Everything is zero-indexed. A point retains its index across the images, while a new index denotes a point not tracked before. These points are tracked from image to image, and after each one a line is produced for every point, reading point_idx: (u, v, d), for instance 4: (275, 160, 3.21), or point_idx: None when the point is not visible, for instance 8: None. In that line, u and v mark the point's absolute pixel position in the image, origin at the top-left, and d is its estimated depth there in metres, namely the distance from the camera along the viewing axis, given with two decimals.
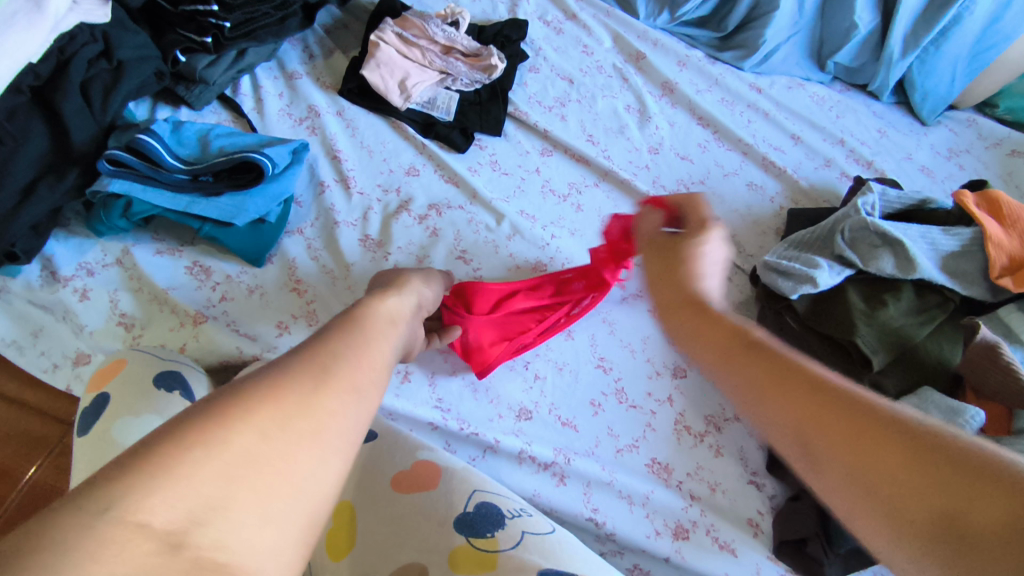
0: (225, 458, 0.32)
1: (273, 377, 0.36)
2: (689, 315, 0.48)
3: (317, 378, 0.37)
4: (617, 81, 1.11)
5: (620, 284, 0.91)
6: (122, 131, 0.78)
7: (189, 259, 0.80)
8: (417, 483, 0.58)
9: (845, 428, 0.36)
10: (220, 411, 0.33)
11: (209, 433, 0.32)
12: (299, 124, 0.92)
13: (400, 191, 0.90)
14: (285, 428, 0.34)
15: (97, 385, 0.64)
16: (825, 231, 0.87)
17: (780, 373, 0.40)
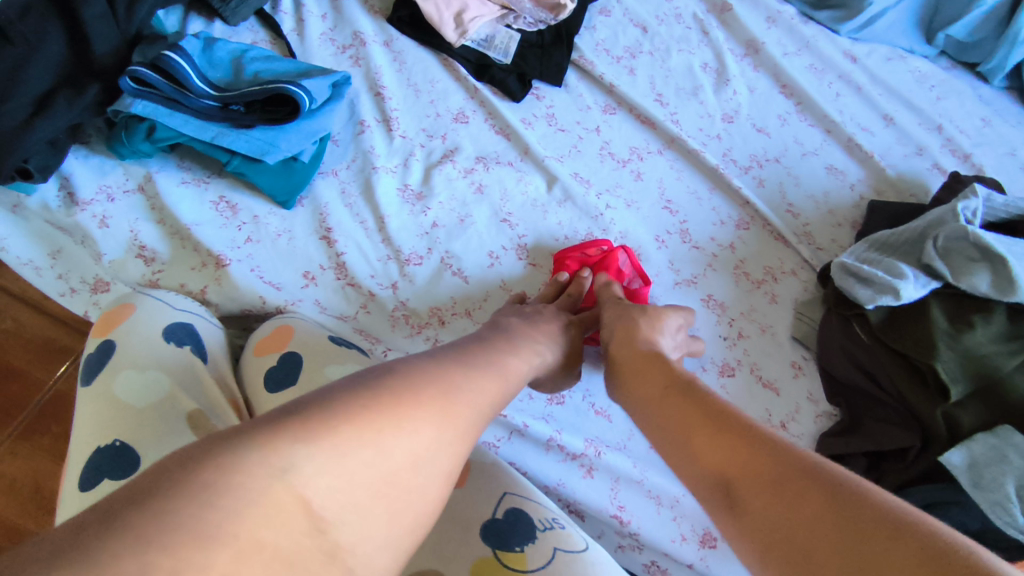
0: (385, 465, 0.37)
1: (421, 399, 0.42)
2: (671, 403, 0.53)
3: (456, 411, 0.44)
4: (695, 34, 0.99)
5: (673, 267, 0.83)
6: (148, 45, 0.70)
7: (214, 193, 0.74)
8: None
9: (823, 528, 0.38)
10: (382, 417, 0.39)
11: (361, 425, 0.38)
12: (342, 52, 0.84)
13: (445, 138, 0.82)
14: (426, 458, 0.40)
15: (103, 331, 0.62)
16: (913, 234, 0.77)
17: (750, 469, 0.44)
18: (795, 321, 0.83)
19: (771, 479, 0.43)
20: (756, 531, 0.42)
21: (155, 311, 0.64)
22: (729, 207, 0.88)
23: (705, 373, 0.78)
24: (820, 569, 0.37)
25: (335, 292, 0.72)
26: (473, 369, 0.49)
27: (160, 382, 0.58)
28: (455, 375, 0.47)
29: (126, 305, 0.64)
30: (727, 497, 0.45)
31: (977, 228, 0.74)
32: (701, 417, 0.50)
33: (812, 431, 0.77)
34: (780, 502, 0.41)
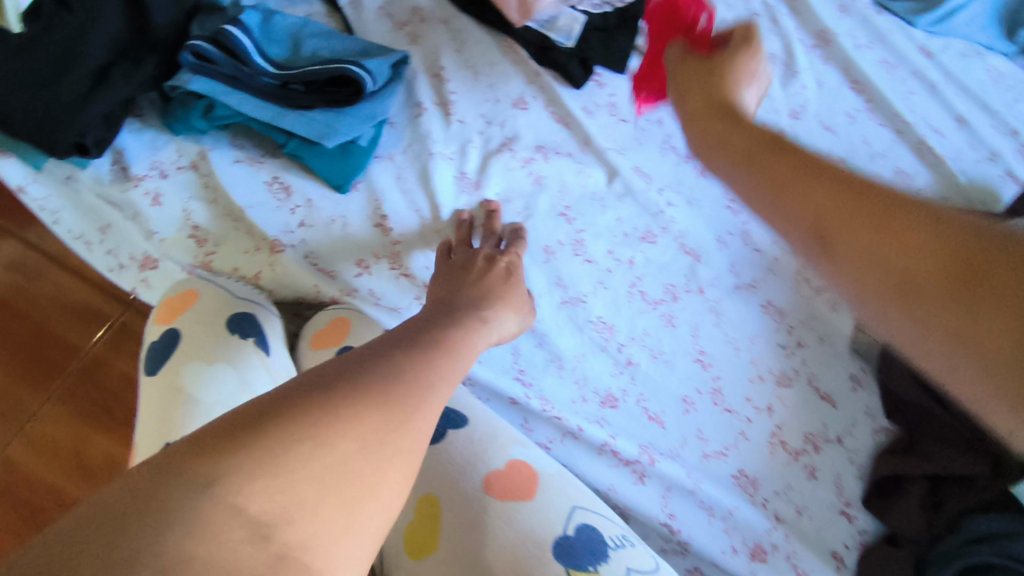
0: (329, 456, 0.35)
1: (360, 386, 0.39)
2: (715, 118, 0.68)
3: (403, 387, 0.41)
4: (764, 20, 0.95)
5: (733, 269, 0.80)
6: (208, 16, 0.67)
7: (269, 172, 0.71)
8: (513, 489, 0.52)
9: (877, 215, 0.43)
10: (318, 411, 0.37)
11: (305, 427, 0.36)
12: (400, 29, 0.80)
13: (504, 125, 0.79)
14: (382, 441, 0.37)
15: (167, 317, 0.62)
16: None
17: (805, 168, 0.50)
18: (855, 331, 0.79)
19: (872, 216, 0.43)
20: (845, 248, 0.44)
21: (217, 299, 0.63)
22: None
23: (761, 382, 0.77)
24: (911, 310, 0.41)
25: (388, 281, 0.70)
26: (429, 349, 0.46)
27: (225, 376, 0.57)
28: (407, 356, 0.44)
29: (189, 292, 0.64)
30: (795, 228, 0.48)
31: None
32: (748, 144, 0.63)
33: (868, 446, 0.75)
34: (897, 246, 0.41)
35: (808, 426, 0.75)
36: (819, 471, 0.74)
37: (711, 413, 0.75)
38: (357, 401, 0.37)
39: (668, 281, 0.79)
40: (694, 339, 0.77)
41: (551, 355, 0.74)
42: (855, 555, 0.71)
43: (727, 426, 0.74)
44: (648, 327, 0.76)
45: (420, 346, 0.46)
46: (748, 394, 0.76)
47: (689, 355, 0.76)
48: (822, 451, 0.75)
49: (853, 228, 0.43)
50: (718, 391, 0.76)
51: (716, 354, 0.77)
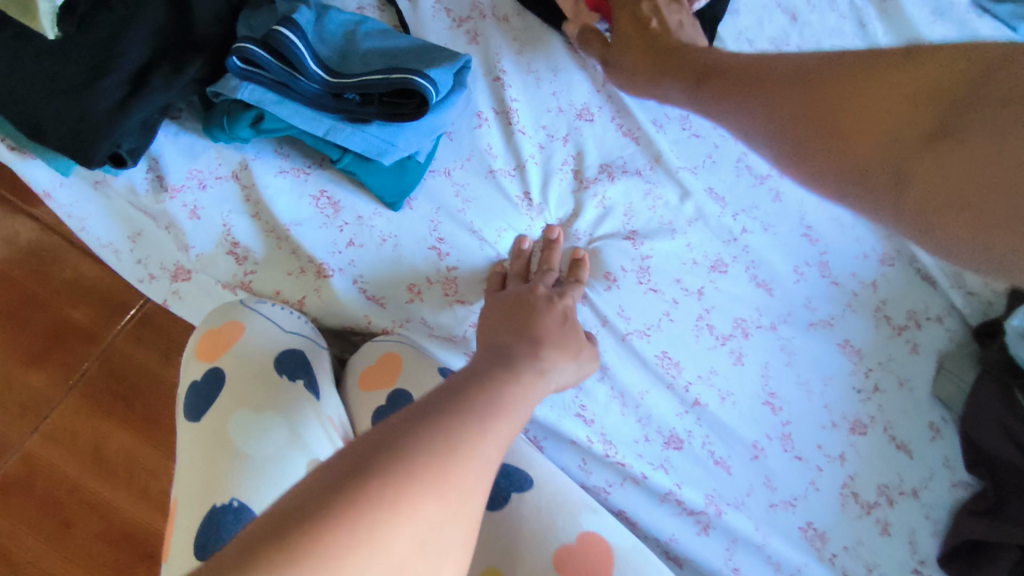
0: (384, 563, 0.31)
1: (415, 467, 0.34)
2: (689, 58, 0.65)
3: (462, 462, 0.36)
4: (850, 25, 0.86)
5: (809, 304, 0.74)
6: (254, 12, 0.60)
7: (315, 185, 0.65)
8: (586, 568, 0.46)
9: (870, 99, 0.52)
10: (373, 505, 0.32)
11: (366, 527, 0.31)
12: (458, 26, 0.73)
13: (568, 140, 0.72)
14: (437, 535, 0.34)
15: (211, 354, 0.58)
16: None
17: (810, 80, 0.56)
18: (934, 376, 0.74)
19: (872, 93, 0.52)
20: (877, 127, 0.51)
21: (265, 334, 0.59)
22: (875, 237, 0.77)
23: (834, 428, 0.71)
24: (874, 160, 0.51)
25: (442, 309, 0.65)
26: (481, 403, 0.41)
27: (275, 428, 0.53)
28: (462, 417, 0.39)
29: (235, 323, 0.59)
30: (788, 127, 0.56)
31: None
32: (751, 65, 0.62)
33: (945, 500, 0.71)
34: (876, 92, 0.52)
35: (881, 477, 0.71)
36: (892, 526, 0.69)
37: (782, 460, 0.69)
38: (416, 491, 0.33)
39: (739, 315, 0.72)
40: (765, 380, 0.71)
41: (615, 391, 0.68)
42: None
43: (798, 475, 0.69)
44: (717, 365, 0.70)
45: (476, 402, 0.41)
46: (820, 440, 0.70)
47: (760, 398, 0.71)
48: (896, 505, 0.70)
49: (875, 132, 0.51)
50: (788, 437, 0.70)
51: (789, 398, 0.71)
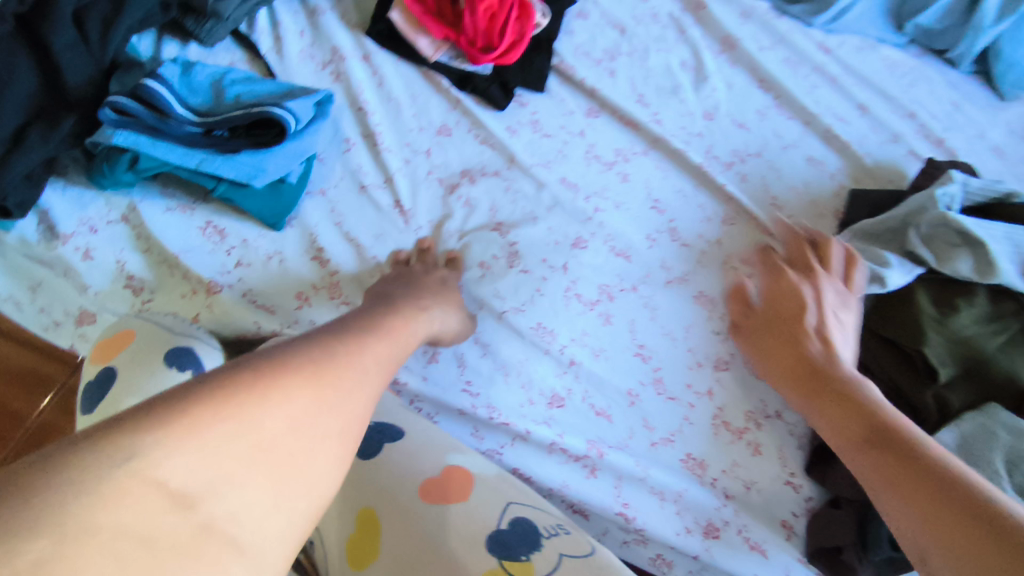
0: (254, 437, 0.41)
1: (288, 370, 0.46)
2: (863, 450, 0.57)
3: (333, 380, 0.48)
4: (672, 33, 0.99)
5: (665, 265, 0.84)
6: (125, 73, 0.70)
7: (201, 219, 0.73)
8: (449, 492, 0.54)
9: (958, 534, 0.45)
10: (246, 390, 0.42)
11: (244, 411, 0.42)
12: (322, 68, 0.82)
13: (430, 153, 0.82)
14: (307, 422, 0.45)
15: (104, 356, 0.63)
16: (897, 223, 0.79)
17: (902, 458, 0.53)
18: None
19: (889, 451, 0.55)
20: (885, 500, 0.52)
21: (157, 335, 0.64)
22: (715, 203, 0.88)
23: (700, 368, 0.80)
24: (958, 546, 0.45)
25: (330, 310, 0.72)
26: (355, 340, 0.53)
27: None
28: (331, 348, 0.51)
29: (129, 330, 0.65)
30: (892, 494, 0.52)
31: (958, 213, 0.76)
32: (862, 421, 0.59)
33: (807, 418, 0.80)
34: (933, 527, 0.47)
35: (747, 404, 0.79)
36: (762, 447, 0.78)
37: (655, 402, 0.78)
38: (285, 383, 0.44)
39: (602, 282, 0.82)
40: (633, 335, 0.80)
41: (497, 365, 0.76)
42: (802, 521, 0.77)
43: (672, 413, 0.78)
44: (587, 328, 0.79)
45: (354, 343, 0.53)
46: (688, 380, 0.80)
47: (630, 351, 0.80)
48: (763, 428, 0.79)
49: (882, 472, 0.54)
50: (659, 381, 0.79)
51: (656, 347, 0.80)
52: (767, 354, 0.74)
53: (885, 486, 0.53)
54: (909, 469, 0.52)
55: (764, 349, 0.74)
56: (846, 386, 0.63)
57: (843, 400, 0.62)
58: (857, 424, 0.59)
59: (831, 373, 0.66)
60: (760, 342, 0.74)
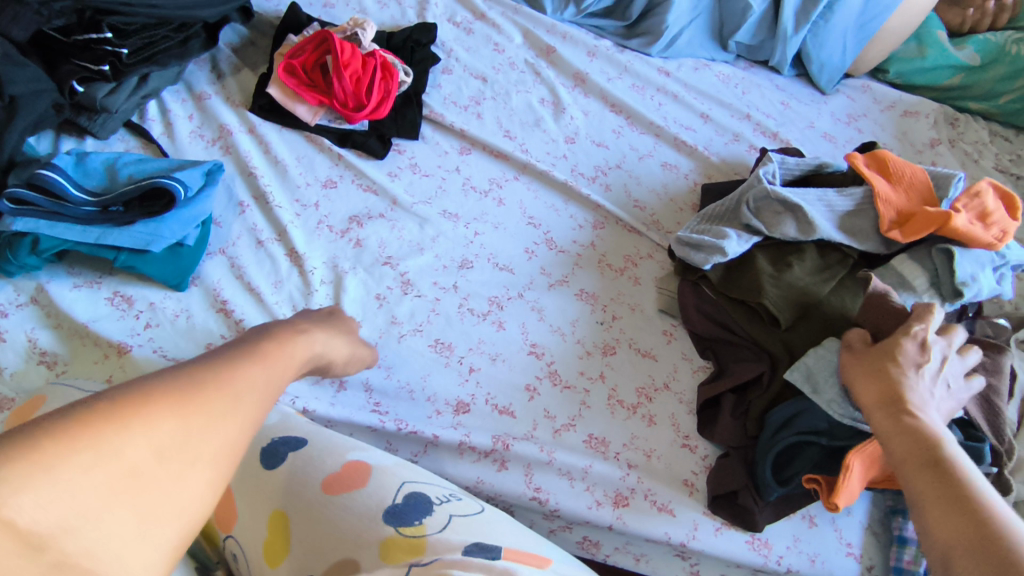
0: (115, 466, 0.35)
1: (156, 398, 0.38)
2: (928, 475, 0.52)
3: (214, 397, 0.41)
4: (530, 76, 1.12)
5: (545, 271, 0.93)
6: (23, 168, 0.78)
7: (108, 290, 0.80)
8: (348, 482, 0.60)
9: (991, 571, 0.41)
10: (107, 424, 0.36)
11: (105, 440, 0.35)
12: (212, 145, 0.92)
13: (319, 205, 0.91)
14: (178, 452, 0.38)
15: (17, 421, 0.65)
16: (733, 203, 0.91)
17: (954, 499, 0.48)
18: (659, 296, 0.94)
19: (934, 481, 0.51)
20: (927, 514, 0.49)
21: (69, 396, 0.67)
22: (584, 212, 1.00)
23: (590, 356, 0.88)
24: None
25: None
26: (238, 360, 0.45)
27: None
28: (209, 368, 0.43)
29: (38, 396, 0.67)
30: (933, 524, 0.48)
31: (778, 185, 0.88)
32: (927, 452, 0.54)
33: (692, 384, 0.88)
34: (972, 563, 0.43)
35: (637, 382, 0.87)
36: (656, 417, 0.85)
37: (554, 393, 0.84)
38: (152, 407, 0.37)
39: (491, 295, 0.90)
40: (526, 336, 0.88)
41: (402, 383, 0.82)
42: (703, 477, 0.82)
43: (570, 400, 0.84)
44: (481, 335, 0.86)
45: (233, 364, 0.45)
46: (581, 368, 0.87)
47: (524, 350, 0.87)
48: (654, 400, 0.86)
49: (926, 492, 0.50)
50: (555, 373, 0.86)
51: (547, 344, 0.88)
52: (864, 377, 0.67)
53: (931, 510, 0.49)
54: (948, 499, 0.48)
55: (865, 373, 0.67)
56: (908, 416, 0.59)
57: (903, 423, 0.58)
58: (926, 456, 0.53)
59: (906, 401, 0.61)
60: (859, 368, 0.68)
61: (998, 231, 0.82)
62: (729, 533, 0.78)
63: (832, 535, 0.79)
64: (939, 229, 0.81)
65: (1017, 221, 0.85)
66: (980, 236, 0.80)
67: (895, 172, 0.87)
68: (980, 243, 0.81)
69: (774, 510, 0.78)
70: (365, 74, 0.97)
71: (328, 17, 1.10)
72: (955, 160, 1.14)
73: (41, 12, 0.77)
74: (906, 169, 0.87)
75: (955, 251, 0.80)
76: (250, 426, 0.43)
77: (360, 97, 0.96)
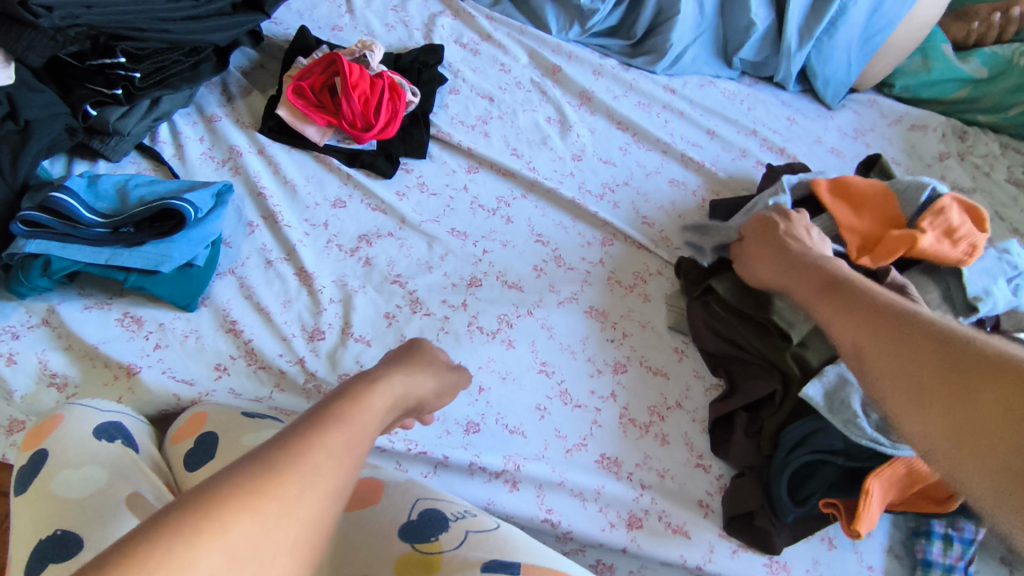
0: None
1: (224, 493, 0.36)
2: (859, 321, 0.57)
3: (293, 483, 0.38)
4: (536, 95, 1.13)
5: (555, 289, 0.93)
6: (37, 191, 0.78)
7: (119, 311, 0.80)
8: (359, 500, 0.60)
9: (943, 378, 0.46)
10: (183, 535, 0.33)
11: (176, 551, 0.33)
12: (222, 166, 0.93)
13: (328, 224, 0.91)
14: (253, 551, 0.35)
15: (34, 441, 0.64)
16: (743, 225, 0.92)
17: (894, 324, 0.53)
18: (670, 314, 0.93)
19: (893, 340, 0.52)
20: (864, 349, 0.55)
21: (84, 417, 0.66)
22: (592, 230, 0.99)
23: (601, 374, 0.87)
24: (961, 418, 0.43)
25: (248, 377, 0.77)
26: (315, 429, 0.41)
27: (96, 476, 0.61)
28: (281, 448, 0.39)
29: (53, 417, 0.66)
30: (875, 358, 0.53)
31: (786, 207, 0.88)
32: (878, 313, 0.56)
33: (704, 402, 0.87)
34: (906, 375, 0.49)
35: (648, 401, 0.86)
36: (669, 436, 0.83)
37: (564, 412, 0.83)
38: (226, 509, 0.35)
39: (501, 312, 0.89)
40: (535, 355, 0.87)
41: None
42: (717, 498, 0.80)
43: (581, 420, 0.83)
44: (493, 353, 0.85)
45: (309, 436, 0.41)
46: (592, 387, 0.86)
47: (534, 369, 0.86)
48: (667, 419, 0.85)
49: (870, 350, 0.54)
50: (565, 392, 0.85)
51: (557, 363, 0.87)
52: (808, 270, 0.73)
53: (884, 352, 0.52)
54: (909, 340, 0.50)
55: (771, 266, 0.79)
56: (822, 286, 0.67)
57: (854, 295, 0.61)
58: (865, 312, 0.58)
59: (845, 284, 0.65)
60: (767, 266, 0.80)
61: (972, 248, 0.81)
62: (745, 556, 0.76)
63: (853, 558, 0.77)
64: (908, 250, 0.80)
65: (988, 231, 0.83)
66: (949, 254, 0.80)
67: (856, 196, 0.87)
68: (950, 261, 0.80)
69: (792, 533, 0.76)
70: (375, 95, 0.98)
71: (336, 40, 1.11)
72: (966, 173, 1.14)
73: (56, 38, 0.77)
74: (866, 192, 0.88)
75: (966, 265, 0.81)
76: (328, 505, 0.39)
77: (370, 118, 0.97)
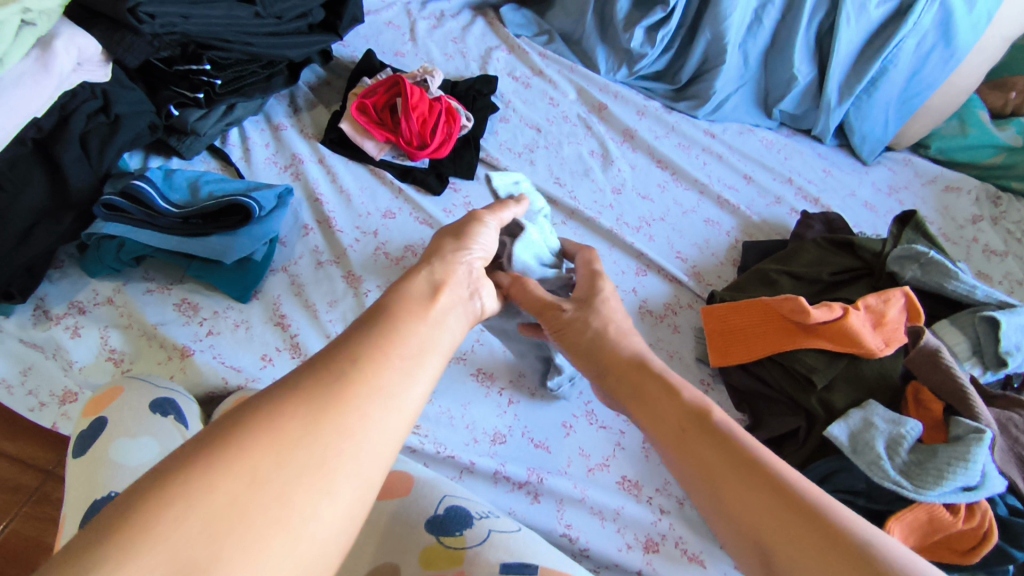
0: (209, 507, 0.35)
1: (250, 426, 0.39)
2: (751, 510, 0.47)
3: (308, 410, 0.41)
4: (581, 129, 1.18)
5: None
6: (119, 179, 0.86)
7: (177, 296, 0.85)
8: (393, 490, 0.63)
9: None
10: (198, 467, 0.36)
11: (194, 482, 0.35)
12: (284, 171, 1.00)
13: (377, 233, 0.96)
14: (275, 471, 0.38)
15: (94, 410, 0.68)
16: (785, 263, 0.97)
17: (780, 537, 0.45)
18: (698, 346, 0.95)
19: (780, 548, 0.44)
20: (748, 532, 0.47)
21: (142, 391, 0.70)
22: (626, 259, 1.03)
23: None
24: None
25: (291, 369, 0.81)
26: (353, 352, 0.46)
27: (152, 447, 0.64)
28: (319, 373, 0.43)
29: (115, 388, 0.70)
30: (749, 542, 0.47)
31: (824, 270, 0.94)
32: (749, 499, 0.48)
33: None
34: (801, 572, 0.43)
35: None
36: None
37: (589, 432, 0.86)
38: (245, 447, 0.38)
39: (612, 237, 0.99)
40: None
41: (443, 409, 0.85)
42: None
43: (604, 440, 0.86)
44: (526, 370, 0.90)
45: (339, 358, 0.45)
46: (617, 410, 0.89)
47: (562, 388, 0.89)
48: None
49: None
50: (591, 413, 0.88)
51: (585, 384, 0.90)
52: (684, 461, 0.54)
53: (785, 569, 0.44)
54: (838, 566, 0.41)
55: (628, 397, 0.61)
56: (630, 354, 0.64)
57: (778, 497, 0.47)
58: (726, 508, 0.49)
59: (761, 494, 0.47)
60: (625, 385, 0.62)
61: (895, 344, 0.82)
62: None
63: None
64: (884, 333, 0.83)
65: (918, 321, 0.85)
66: (897, 324, 0.84)
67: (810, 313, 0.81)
68: (866, 349, 0.81)
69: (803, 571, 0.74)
70: (432, 116, 1.04)
71: (399, 65, 1.19)
72: (997, 237, 1.15)
73: (153, 44, 0.83)
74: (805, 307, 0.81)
75: (1003, 319, 0.82)
76: (368, 423, 0.42)
77: (424, 135, 1.03)
